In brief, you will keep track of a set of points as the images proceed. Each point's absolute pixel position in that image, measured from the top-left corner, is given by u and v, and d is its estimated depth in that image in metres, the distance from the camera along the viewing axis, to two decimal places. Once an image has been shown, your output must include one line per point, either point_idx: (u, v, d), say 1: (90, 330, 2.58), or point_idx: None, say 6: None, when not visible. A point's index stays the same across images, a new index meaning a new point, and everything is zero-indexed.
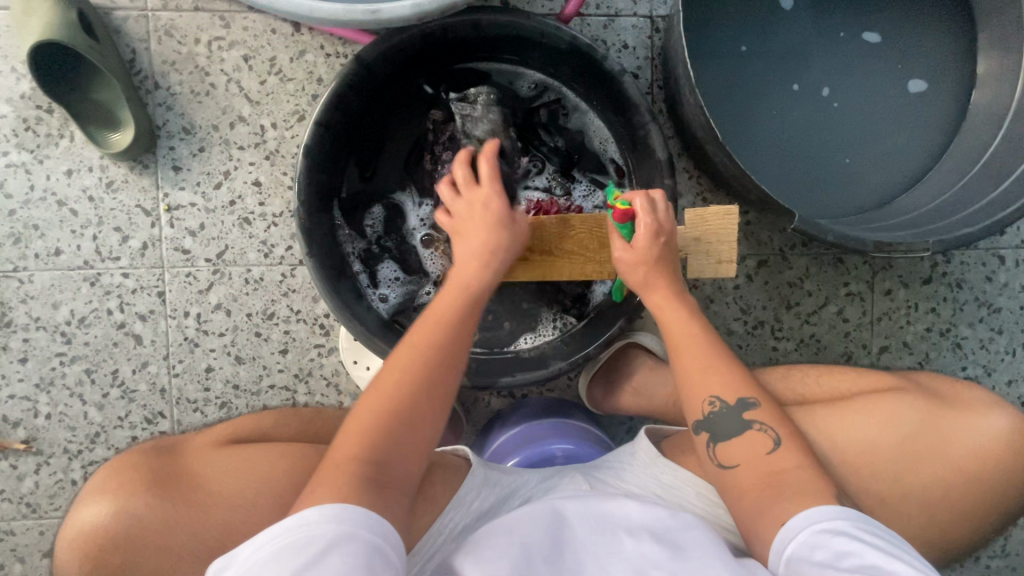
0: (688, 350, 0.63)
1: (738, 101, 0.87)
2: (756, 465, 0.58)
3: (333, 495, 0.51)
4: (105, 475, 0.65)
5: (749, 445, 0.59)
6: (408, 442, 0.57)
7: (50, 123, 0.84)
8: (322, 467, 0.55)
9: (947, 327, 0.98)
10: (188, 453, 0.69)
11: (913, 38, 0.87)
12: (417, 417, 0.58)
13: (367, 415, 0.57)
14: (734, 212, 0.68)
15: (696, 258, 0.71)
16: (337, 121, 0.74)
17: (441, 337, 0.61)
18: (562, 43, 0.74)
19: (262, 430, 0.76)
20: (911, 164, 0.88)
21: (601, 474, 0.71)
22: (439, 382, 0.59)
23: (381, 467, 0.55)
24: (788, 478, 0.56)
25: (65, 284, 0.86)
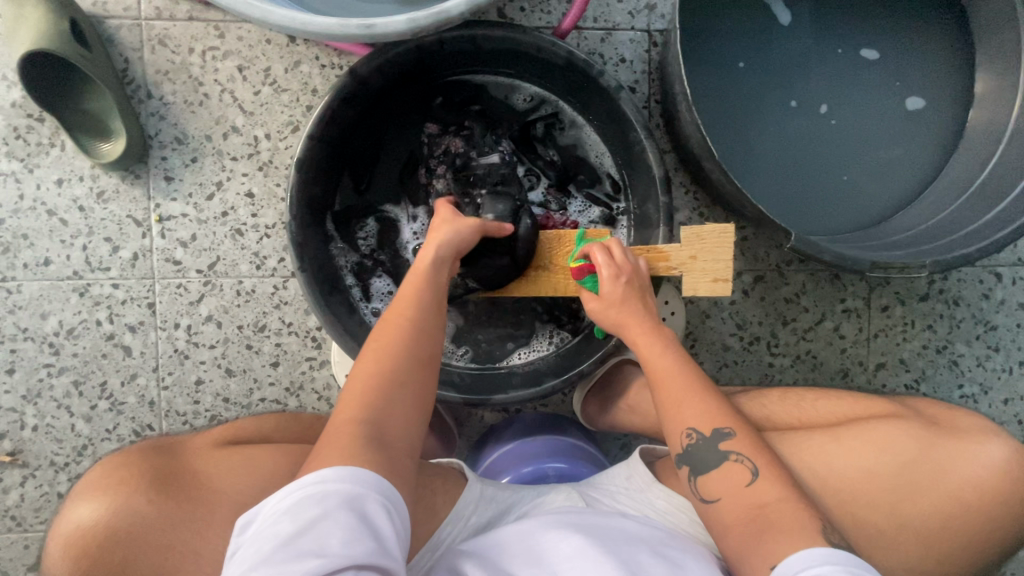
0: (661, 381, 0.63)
1: (735, 117, 0.86)
2: (739, 500, 0.57)
3: (338, 457, 0.51)
4: (99, 470, 0.62)
5: (725, 478, 0.58)
6: (404, 401, 0.58)
7: (41, 132, 0.83)
8: (320, 441, 0.55)
9: (944, 344, 0.97)
10: (188, 452, 0.67)
11: (911, 55, 0.87)
12: (408, 374, 0.59)
13: (358, 383, 0.58)
14: (730, 230, 0.68)
15: (691, 277, 0.70)
16: (330, 134, 0.73)
17: (424, 304, 0.63)
18: (558, 58, 0.74)
19: (261, 434, 0.75)
20: (908, 181, 0.87)
21: (596, 492, 0.70)
22: (421, 357, 0.61)
23: (380, 426, 0.56)
24: (780, 508, 0.55)
25: (54, 294, 0.85)
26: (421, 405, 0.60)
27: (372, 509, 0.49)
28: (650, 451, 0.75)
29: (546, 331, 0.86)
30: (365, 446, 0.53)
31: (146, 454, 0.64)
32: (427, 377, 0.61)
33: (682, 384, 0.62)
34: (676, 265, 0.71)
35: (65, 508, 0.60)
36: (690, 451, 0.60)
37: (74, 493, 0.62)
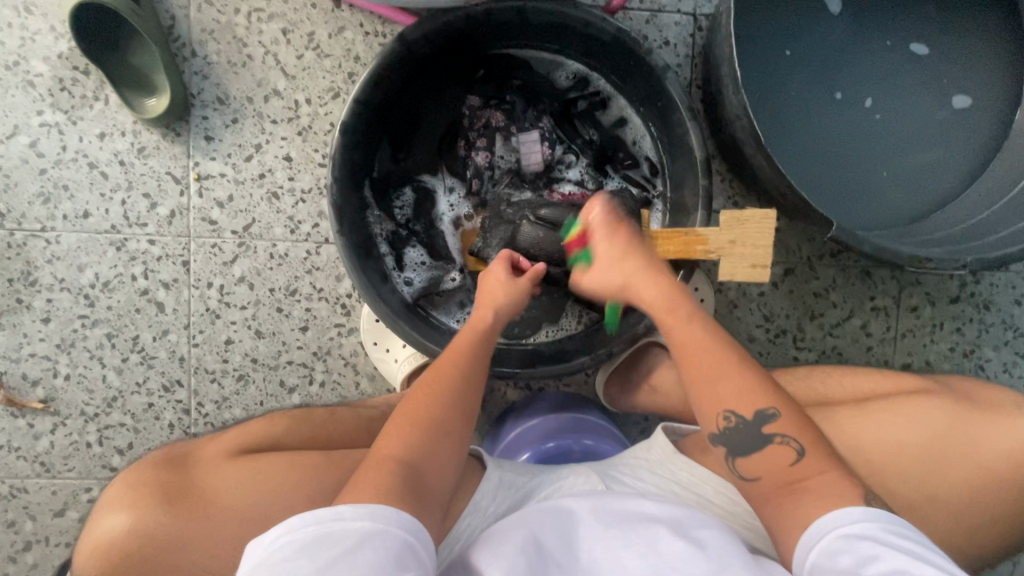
0: (694, 366, 0.58)
1: (778, 107, 0.86)
2: (778, 476, 0.54)
3: (371, 493, 0.50)
4: (122, 484, 0.63)
5: (759, 458, 0.55)
6: (441, 452, 0.58)
7: (86, 85, 0.84)
8: (353, 477, 0.54)
9: (971, 348, 0.97)
10: (201, 463, 0.65)
11: (961, 52, 0.86)
12: (448, 426, 0.60)
13: (399, 428, 0.58)
14: (773, 216, 0.67)
15: (730, 260, 0.70)
16: (375, 100, 0.73)
17: (467, 361, 0.65)
18: (606, 34, 0.73)
19: (273, 438, 0.70)
20: (950, 179, 0.86)
21: (616, 475, 0.70)
22: (466, 404, 0.62)
23: (419, 468, 0.55)
24: (810, 484, 0.52)
25: (91, 247, 0.86)
26: (456, 461, 0.59)
27: (393, 543, 0.48)
28: (672, 429, 0.76)
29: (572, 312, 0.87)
30: (399, 487, 0.52)
31: (160, 471, 0.64)
32: (465, 435, 0.61)
33: (718, 360, 0.58)
34: (713, 249, 0.71)
35: (97, 523, 0.62)
36: (731, 433, 0.55)
37: (101, 508, 0.63)
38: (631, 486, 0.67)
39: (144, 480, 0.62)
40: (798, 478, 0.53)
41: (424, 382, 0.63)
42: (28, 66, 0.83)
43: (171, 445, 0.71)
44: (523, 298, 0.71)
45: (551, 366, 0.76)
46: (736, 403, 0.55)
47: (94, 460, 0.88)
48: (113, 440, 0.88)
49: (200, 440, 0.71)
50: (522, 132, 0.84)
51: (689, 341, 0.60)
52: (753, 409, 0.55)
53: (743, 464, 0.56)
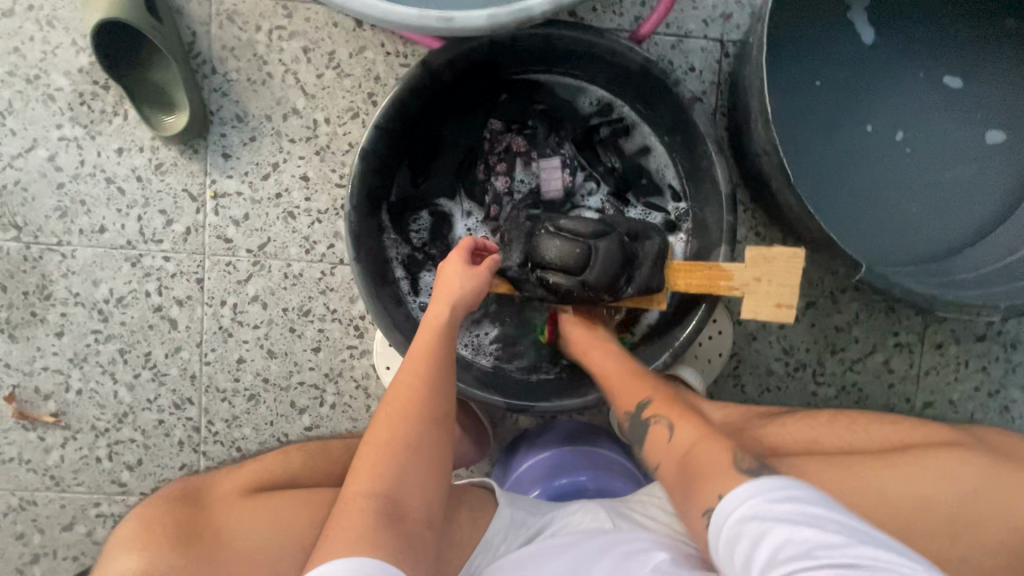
0: (609, 380, 0.69)
1: (804, 139, 0.84)
2: (668, 455, 0.62)
3: (346, 549, 0.50)
4: (132, 526, 0.62)
5: (653, 440, 0.64)
6: (416, 474, 0.57)
7: (105, 100, 0.83)
8: (332, 521, 0.54)
9: (996, 388, 0.94)
10: (216, 503, 0.66)
11: (997, 86, 0.83)
12: (418, 448, 0.58)
13: (370, 458, 0.57)
14: (801, 255, 0.66)
15: (753, 298, 0.69)
16: (395, 125, 0.72)
17: (433, 373, 0.62)
18: (633, 64, 0.71)
19: (288, 475, 0.73)
20: (981, 216, 0.83)
21: (625, 512, 0.69)
22: (434, 413, 0.60)
23: (394, 500, 0.54)
24: (693, 458, 0.59)
25: (106, 262, 0.85)
26: (436, 478, 0.58)
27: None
28: None
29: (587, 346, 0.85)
30: (376, 526, 0.52)
31: (176, 510, 0.64)
32: (440, 448, 0.59)
33: (623, 375, 0.69)
34: (737, 285, 0.69)
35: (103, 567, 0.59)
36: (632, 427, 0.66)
37: (108, 552, 0.61)
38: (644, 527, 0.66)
39: (158, 518, 0.61)
40: (682, 450, 0.61)
41: (389, 403, 0.60)
42: (48, 79, 0.83)
43: (179, 482, 0.71)
44: (482, 285, 0.67)
45: (568, 399, 0.75)
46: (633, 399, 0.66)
47: (103, 475, 0.87)
48: (123, 456, 0.87)
49: (215, 475, 0.72)
50: (543, 158, 0.82)
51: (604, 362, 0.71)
52: (645, 403, 0.66)
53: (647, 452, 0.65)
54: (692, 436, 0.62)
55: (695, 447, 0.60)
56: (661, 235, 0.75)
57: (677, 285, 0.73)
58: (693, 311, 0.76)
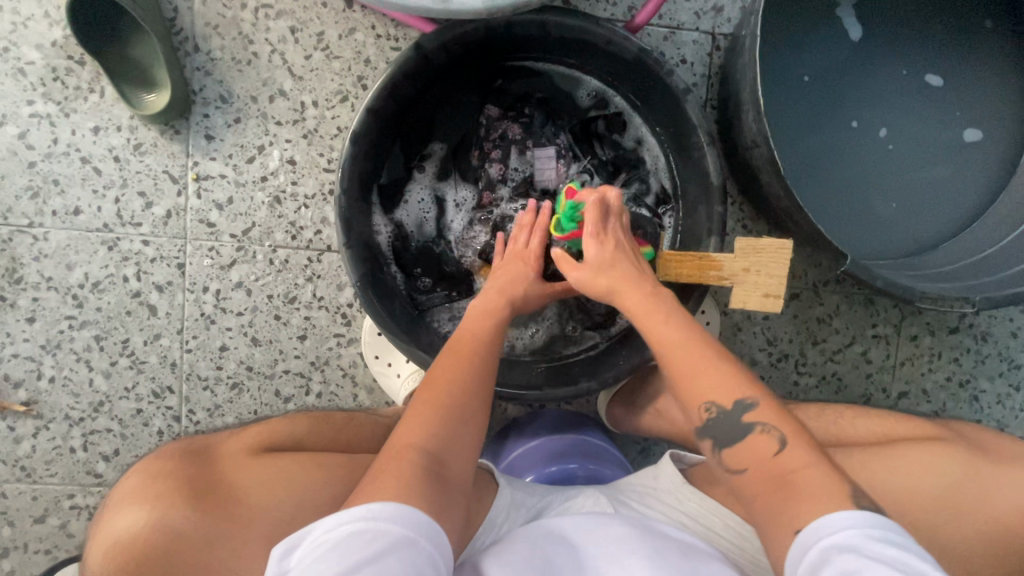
0: (684, 353, 0.57)
1: (792, 133, 0.86)
2: (764, 472, 0.51)
3: (395, 489, 0.51)
4: (140, 479, 0.62)
5: (750, 446, 0.52)
6: (461, 439, 0.59)
7: (80, 75, 0.80)
8: (376, 468, 0.55)
9: (967, 378, 0.98)
10: (225, 459, 0.65)
11: (975, 85, 0.86)
12: (467, 415, 0.60)
13: (420, 414, 0.59)
14: (789, 246, 0.67)
15: (743, 288, 0.70)
16: (387, 108, 0.71)
17: (482, 350, 0.66)
18: (628, 54, 0.71)
19: (296, 437, 0.72)
20: (958, 211, 0.86)
21: (624, 497, 0.70)
22: (482, 389, 0.63)
23: (439, 457, 0.56)
24: (801, 479, 0.49)
25: (81, 245, 0.82)
26: (475, 447, 0.61)
27: (421, 559, 0.48)
28: (681, 457, 0.74)
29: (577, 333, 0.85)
30: (421, 477, 0.53)
31: (186, 467, 0.63)
32: (480, 421, 0.62)
33: (688, 346, 0.57)
34: (727, 275, 0.70)
35: (107, 523, 0.60)
36: (710, 425, 0.54)
37: (115, 505, 0.61)
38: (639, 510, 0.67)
39: (167, 474, 0.61)
40: (784, 470, 0.50)
41: (439, 371, 0.63)
42: (19, 53, 0.79)
43: (187, 440, 0.70)
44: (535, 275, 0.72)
45: (560, 388, 0.75)
46: (711, 387, 0.55)
47: (78, 466, 0.84)
48: (99, 446, 0.85)
49: (221, 435, 0.72)
50: (538, 147, 0.82)
51: (659, 327, 0.60)
52: (719, 396, 0.54)
53: (725, 459, 0.54)
54: (793, 450, 0.51)
55: (802, 469, 0.50)
56: (653, 225, 0.79)
57: (669, 274, 0.74)
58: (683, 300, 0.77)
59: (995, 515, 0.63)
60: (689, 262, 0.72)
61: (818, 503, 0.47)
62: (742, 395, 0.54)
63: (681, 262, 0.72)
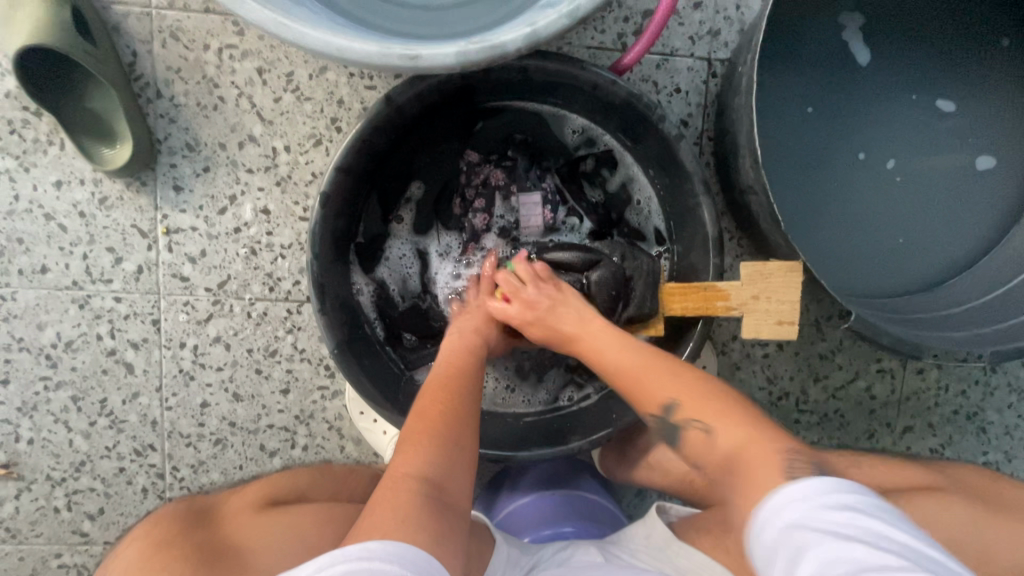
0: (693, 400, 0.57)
1: (792, 168, 0.81)
2: (714, 458, 0.55)
3: (394, 525, 0.48)
4: (136, 549, 0.55)
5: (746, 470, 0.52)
6: (459, 467, 0.56)
7: (38, 128, 0.76)
8: (371, 506, 0.51)
9: (975, 411, 0.94)
10: (227, 515, 0.62)
11: (991, 108, 0.80)
12: (461, 443, 0.57)
13: (413, 444, 0.56)
14: (799, 268, 0.64)
15: (753, 317, 0.66)
16: (360, 164, 0.67)
17: (468, 378, 0.63)
18: (616, 97, 0.67)
19: (298, 491, 0.70)
20: (969, 244, 0.81)
21: (615, 549, 0.68)
22: (470, 416, 0.60)
23: (437, 486, 0.53)
24: (745, 454, 0.51)
25: (51, 304, 0.79)
26: (472, 476, 0.58)
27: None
28: (665, 509, 0.72)
29: (571, 383, 0.82)
30: (423, 511, 0.50)
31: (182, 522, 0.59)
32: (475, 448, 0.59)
33: (641, 364, 0.61)
34: (736, 305, 0.66)
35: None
36: (665, 430, 0.59)
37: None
38: (636, 559, 0.65)
39: (165, 537, 0.56)
40: (779, 472, 0.50)
41: (426, 401, 0.60)
42: None
43: (184, 500, 0.65)
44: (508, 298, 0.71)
45: (550, 447, 0.72)
46: (708, 420, 0.55)
47: (63, 525, 0.83)
48: (83, 506, 0.83)
49: (222, 493, 0.68)
50: (523, 193, 0.78)
51: (611, 352, 0.64)
52: (668, 398, 0.58)
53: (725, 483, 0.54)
54: (728, 428, 0.54)
55: (745, 445, 0.52)
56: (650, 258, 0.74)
57: (672, 308, 0.70)
58: (688, 333, 0.71)
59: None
60: (693, 292, 0.68)
61: (761, 473, 0.48)
62: (735, 423, 0.54)
63: (684, 292, 0.69)
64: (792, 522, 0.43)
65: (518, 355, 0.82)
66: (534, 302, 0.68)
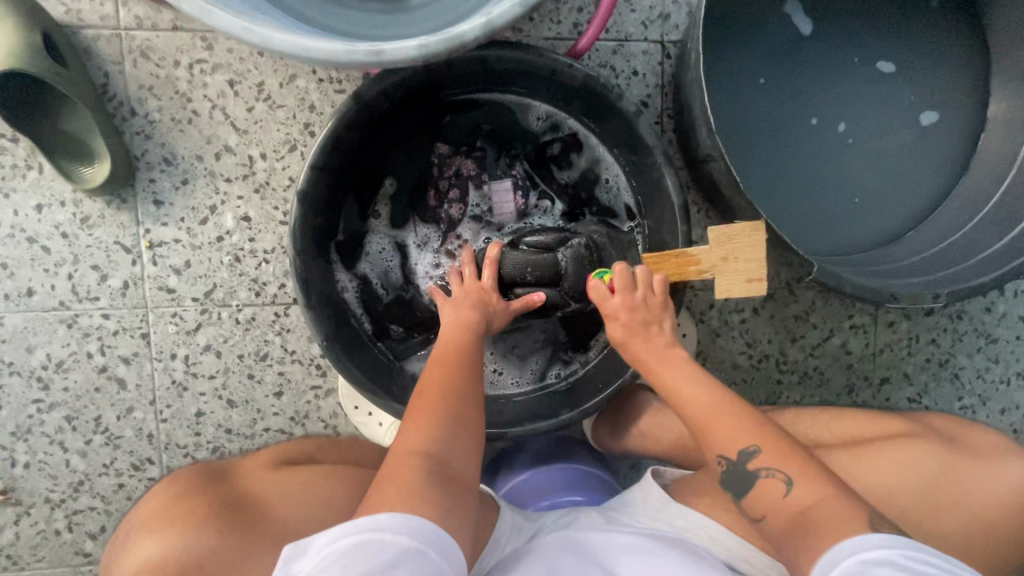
0: (710, 416, 0.58)
1: (750, 137, 0.85)
2: (782, 514, 0.52)
3: (399, 502, 0.50)
4: (154, 507, 0.60)
5: (760, 491, 0.54)
6: (461, 445, 0.58)
7: (15, 153, 0.78)
8: (377, 479, 0.54)
9: (947, 358, 0.98)
10: (243, 471, 0.67)
11: (928, 67, 0.85)
12: (465, 420, 0.59)
13: (415, 420, 0.58)
14: (762, 227, 0.66)
15: (725, 277, 0.69)
16: (336, 161, 0.69)
17: (468, 355, 0.65)
18: (575, 80, 0.70)
19: (307, 454, 0.73)
20: (922, 198, 0.86)
21: (615, 512, 0.70)
22: (471, 392, 0.62)
23: (441, 462, 0.55)
24: (818, 516, 0.50)
25: (40, 327, 0.80)
26: (477, 448, 0.60)
27: (430, 570, 0.47)
28: (660, 473, 0.73)
29: (557, 360, 0.85)
30: (426, 485, 0.53)
31: (198, 478, 0.64)
32: (479, 422, 0.61)
33: (713, 407, 0.58)
34: (707, 268, 0.69)
35: (125, 554, 0.57)
36: (732, 477, 0.55)
37: (133, 534, 0.59)
38: (639, 521, 0.67)
39: (183, 491, 0.61)
40: (804, 507, 0.51)
41: (428, 378, 0.62)
42: None
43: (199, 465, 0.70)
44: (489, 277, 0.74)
45: (542, 421, 0.75)
46: (732, 440, 0.55)
47: (65, 547, 0.83)
48: (84, 525, 0.83)
49: (237, 458, 0.72)
50: (494, 180, 0.82)
51: (681, 386, 0.61)
52: (746, 445, 0.55)
53: (748, 505, 0.55)
54: (806, 488, 0.52)
55: (817, 504, 0.51)
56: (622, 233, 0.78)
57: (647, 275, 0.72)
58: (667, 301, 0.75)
59: (973, 504, 0.64)
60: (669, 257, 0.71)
61: (842, 531, 0.48)
62: (763, 443, 0.54)
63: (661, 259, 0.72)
64: (873, 558, 0.45)
65: (504, 338, 0.85)
66: (632, 325, 0.65)
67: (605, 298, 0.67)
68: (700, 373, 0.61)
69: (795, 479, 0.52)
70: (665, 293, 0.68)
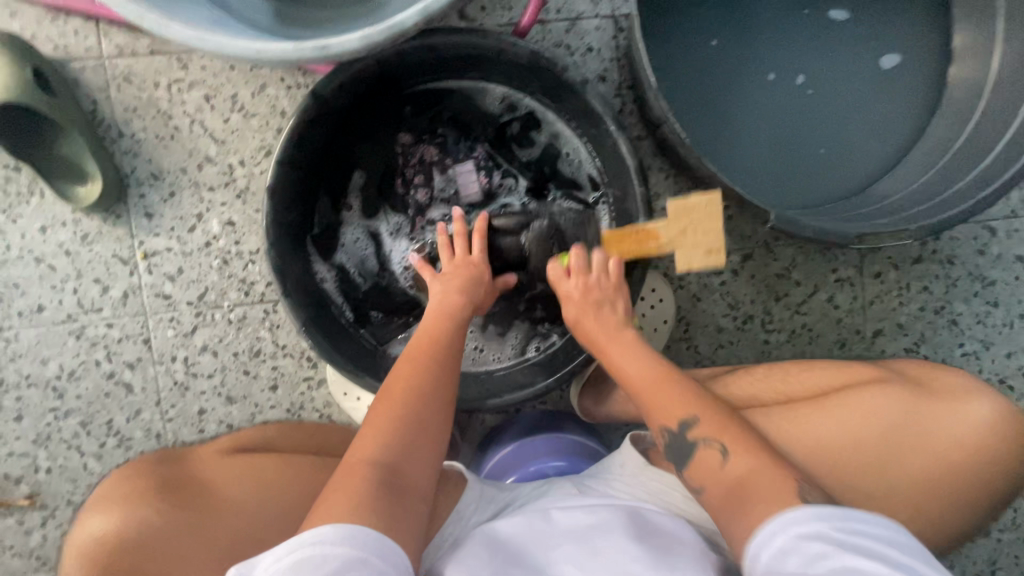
0: (650, 392, 0.63)
1: (707, 100, 0.86)
2: (719, 481, 0.57)
3: (344, 512, 0.53)
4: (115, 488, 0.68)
5: (700, 465, 0.59)
6: (416, 451, 0.60)
7: (20, 181, 0.85)
8: (333, 484, 0.57)
9: (942, 305, 0.96)
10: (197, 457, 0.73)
11: (883, 11, 0.85)
12: (426, 425, 0.62)
13: (373, 427, 0.60)
14: (717, 200, 0.67)
15: (683, 251, 0.69)
16: (301, 157, 0.73)
17: (434, 354, 0.66)
18: (521, 58, 0.72)
19: (269, 440, 0.77)
20: (890, 143, 0.85)
21: (590, 479, 0.70)
22: (433, 398, 0.63)
23: (394, 469, 0.58)
24: (750, 486, 0.55)
25: (52, 339, 0.86)
26: (435, 454, 0.62)
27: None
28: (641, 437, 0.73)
29: (535, 335, 0.87)
30: (375, 493, 0.55)
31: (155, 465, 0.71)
32: (439, 426, 0.63)
33: (657, 378, 0.64)
34: (665, 242, 0.69)
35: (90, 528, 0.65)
36: (673, 446, 0.60)
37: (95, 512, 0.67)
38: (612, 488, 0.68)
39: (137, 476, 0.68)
40: (737, 480, 0.56)
41: (391, 382, 0.64)
42: None
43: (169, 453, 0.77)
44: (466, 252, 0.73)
45: (520, 393, 0.75)
46: (676, 409, 0.61)
47: None
48: None
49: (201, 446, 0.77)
50: (457, 163, 0.85)
51: (629, 361, 0.66)
52: (686, 414, 0.60)
53: (691, 476, 0.59)
54: (743, 457, 0.57)
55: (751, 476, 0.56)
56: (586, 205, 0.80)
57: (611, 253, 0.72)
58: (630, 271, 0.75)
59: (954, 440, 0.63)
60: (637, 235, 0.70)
61: (773, 505, 0.52)
62: (700, 415, 0.60)
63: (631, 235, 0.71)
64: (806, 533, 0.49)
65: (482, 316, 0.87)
66: (587, 305, 0.69)
67: (561, 279, 0.71)
68: (650, 355, 0.66)
69: (730, 448, 0.58)
70: (618, 278, 0.70)
